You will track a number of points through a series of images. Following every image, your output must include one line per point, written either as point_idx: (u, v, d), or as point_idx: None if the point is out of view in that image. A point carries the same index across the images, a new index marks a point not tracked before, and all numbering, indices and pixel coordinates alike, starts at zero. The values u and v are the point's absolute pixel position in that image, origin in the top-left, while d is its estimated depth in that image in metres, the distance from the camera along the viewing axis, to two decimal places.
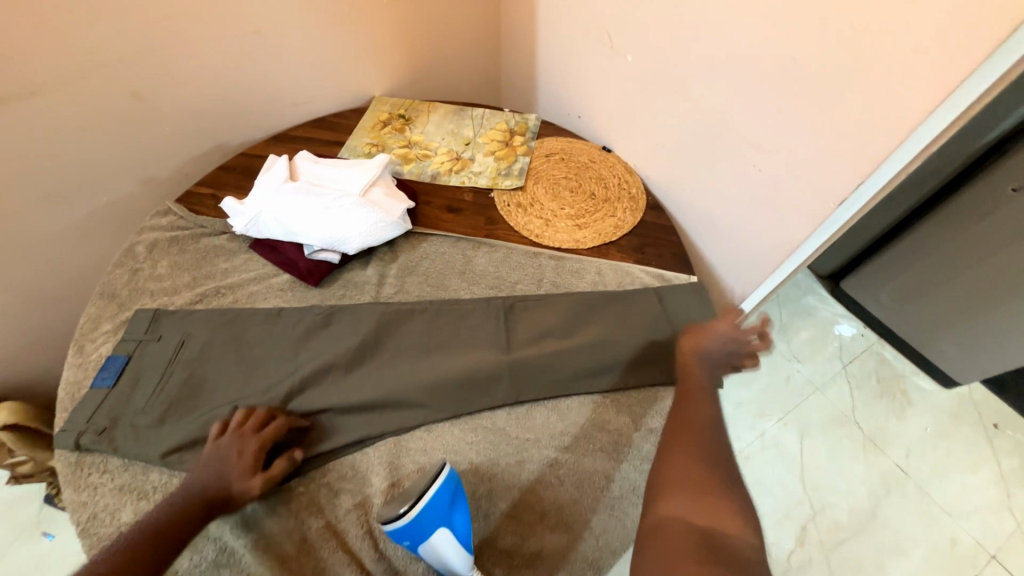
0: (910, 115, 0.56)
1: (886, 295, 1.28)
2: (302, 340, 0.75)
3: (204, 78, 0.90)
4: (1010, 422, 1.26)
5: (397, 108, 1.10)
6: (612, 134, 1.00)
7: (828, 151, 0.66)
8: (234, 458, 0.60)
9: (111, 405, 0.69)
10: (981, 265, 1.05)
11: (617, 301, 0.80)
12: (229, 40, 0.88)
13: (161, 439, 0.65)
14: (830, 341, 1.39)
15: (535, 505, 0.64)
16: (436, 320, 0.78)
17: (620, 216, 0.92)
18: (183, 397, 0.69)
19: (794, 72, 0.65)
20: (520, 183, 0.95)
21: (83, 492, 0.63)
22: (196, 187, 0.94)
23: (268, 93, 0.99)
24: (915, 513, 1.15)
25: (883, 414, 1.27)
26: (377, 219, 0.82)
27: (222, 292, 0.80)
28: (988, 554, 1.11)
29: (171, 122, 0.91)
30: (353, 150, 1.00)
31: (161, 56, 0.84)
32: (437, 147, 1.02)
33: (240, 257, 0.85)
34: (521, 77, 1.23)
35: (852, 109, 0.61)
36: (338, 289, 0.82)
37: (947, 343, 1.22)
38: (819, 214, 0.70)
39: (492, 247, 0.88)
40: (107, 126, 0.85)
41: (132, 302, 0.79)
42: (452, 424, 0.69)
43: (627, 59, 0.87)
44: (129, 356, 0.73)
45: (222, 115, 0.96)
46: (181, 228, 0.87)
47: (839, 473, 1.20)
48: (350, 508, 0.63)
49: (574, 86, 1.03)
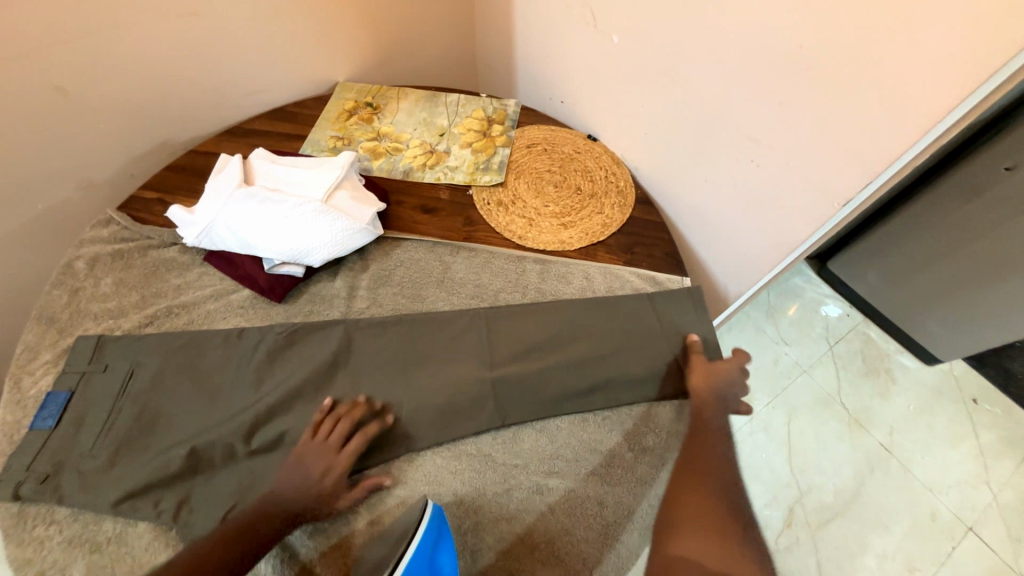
0: (926, 114, 0.50)
1: (873, 277, 1.26)
2: (267, 364, 0.69)
3: (138, 67, 0.79)
4: (989, 396, 1.27)
5: (364, 95, 1.00)
6: (597, 121, 0.93)
7: (832, 151, 0.60)
8: (321, 471, 0.60)
9: (55, 447, 0.62)
10: (968, 249, 1.03)
11: (606, 309, 0.76)
12: (161, 23, 0.77)
13: (112, 485, 0.60)
14: (817, 323, 1.37)
15: (524, 536, 0.61)
16: (414, 335, 0.72)
17: (608, 212, 0.86)
18: (136, 436, 0.63)
19: (796, 61, 0.58)
20: (500, 178, 0.88)
21: (28, 548, 0.58)
22: (141, 192, 0.84)
23: (216, 81, 0.88)
24: (897, 490, 1.16)
25: (869, 394, 1.27)
26: (344, 227, 0.74)
27: (174, 313, 0.73)
28: (965, 526, 1.12)
29: (105, 119, 0.81)
30: (316, 145, 0.91)
31: (78, 42, 0.72)
32: (408, 139, 0.94)
33: (193, 272, 0.77)
34: (497, 54, 1.13)
35: (861, 107, 0.55)
36: (304, 305, 0.75)
37: (931, 322, 1.21)
38: (819, 215, 0.65)
39: (471, 251, 0.82)
40: (30, 128, 0.74)
41: (74, 328, 0.72)
42: (434, 452, 0.65)
43: (613, 41, 0.79)
44: (72, 391, 0.66)
45: (164, 107, 0.86)
46: (126, 240, 0.79)
47: (826, 456, 1.20)
48: (326, 551, 0.59)
49: (554, 66, 0.95)
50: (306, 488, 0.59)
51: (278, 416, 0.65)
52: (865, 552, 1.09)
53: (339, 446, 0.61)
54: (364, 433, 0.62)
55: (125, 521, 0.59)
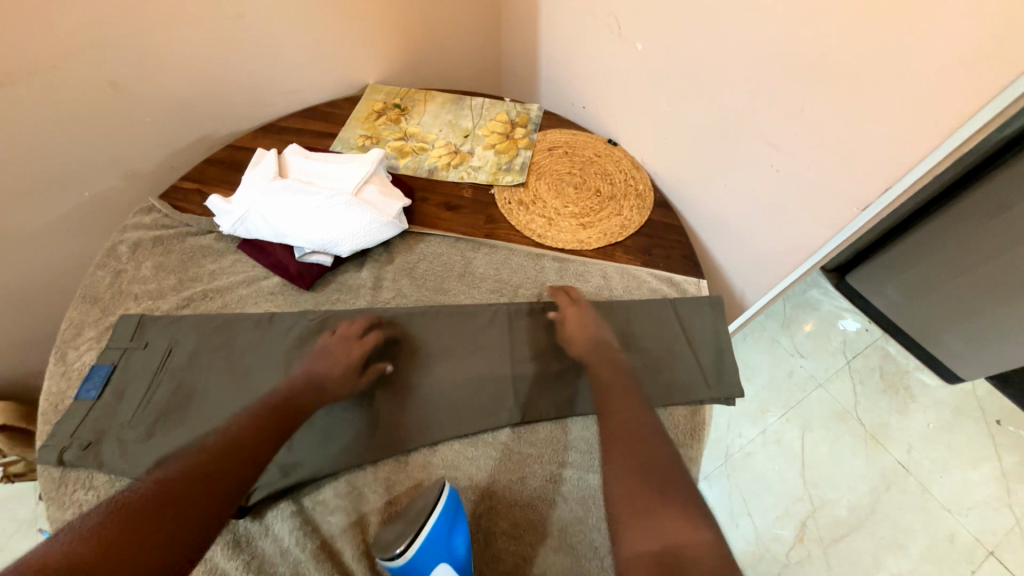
0: (943, 124, 0.52)
1: (892, 291, 1.25)
2: (296, 347, 0.72)
3: (186, 66, 0.84)
4: (1012, 418, 1.24)
5: (392, 97, 1.04)
6: (618, 127, 0.95)
7: (854, 157, 0.61)
8: (342, 357, 0.67)
9: (97, 417, 0.66)
10: (985, 265, 1.02)
11: (623, 307, 0.78)
12: (209, 25, 0.82)
13: (148, 455, 0.63)
14: (833, 335, 1.36)
15: (538, 525, 0.62)
16: (435, 326, 0.75)
17: (626, 214, 0.88)
18: (172, 409, 0.67)
19: (817, 69, 0.60)
20: (521, 178, 0.91)
21: (68, 510, 0.61)
22: (180, 182, 0.89)
23: (255, 81, 0.93)
24: (915, 509, 1.14)
25: (886, 410, 1.26)
26: (371, 219, 0.78)
27: (209, 296, 0.77)
28: (985, 549, 1.09)
29: (153, 113, 0.86)
30: (346, 143, 0.95)
31: (135, 40, 0.78)
32: (434, 139, 0.97)
33: (227, 258, 0.81)
34: (522, 62, 1.17)
35: (884, 113, 0.56)
36: (331, 293, 0.78)
37: (951, 338, 1.20)
38: (838, 220, 0.66)
39: (492, 247, 0.85)
40: (85, 119, 0.80)
41: (116, 307, 0.76)
42: (453, 438, 0.67)
43: (636, 49, 0.82)
44: (114, 365, 0.70)
45: (207, 104, 0.91)
46: (166, 226, 0.83)
47: (840, 469, 1.18)
48: (346, 527, 0.61)
49: (578, 74, 0.98)
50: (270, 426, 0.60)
51: None
52: (878, 569, 1.08)
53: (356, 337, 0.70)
54: (378, 333, 0.72)
55: None
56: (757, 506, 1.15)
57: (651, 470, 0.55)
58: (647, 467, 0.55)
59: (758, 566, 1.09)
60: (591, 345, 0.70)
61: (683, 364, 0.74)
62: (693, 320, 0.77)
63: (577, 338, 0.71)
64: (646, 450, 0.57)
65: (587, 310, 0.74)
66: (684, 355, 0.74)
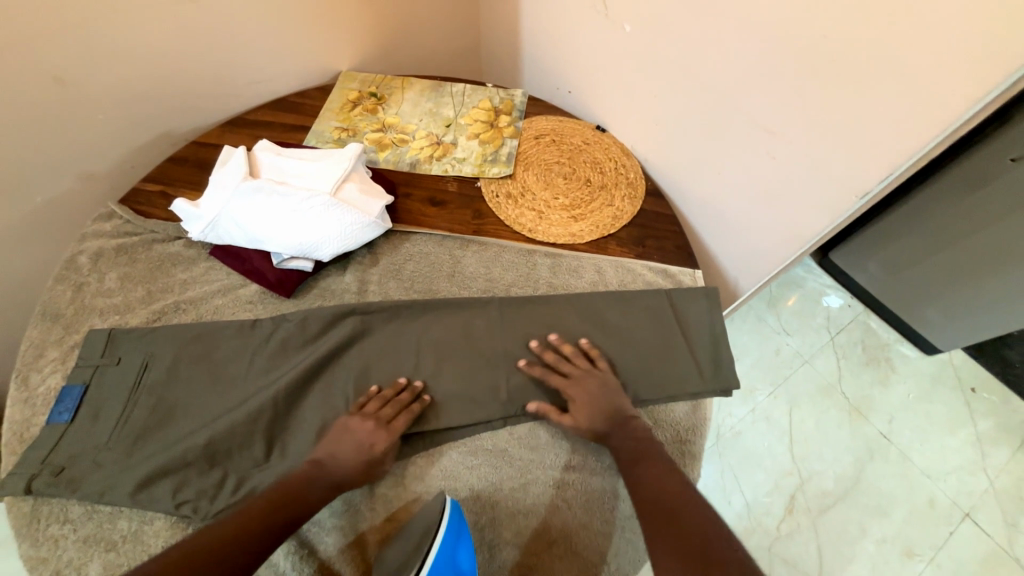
0: (949, 106, 0.49)
1: (875, 268, 1.26)
2: (277, 356, 0.68)
3: (138, 57, 0.77)
4: (987, 385, 1.28)
5: (367, 85, 0.98)
6: (606, 112, 0.91)
7: (852, 143, 0.58)
8: (366, 446, 0.60)
9: (70, 441, 0.62)
10: (965, 241, 1.03)
11: (619, 301, 0.76)
12: (160, 10, 0.75)
13: (127, 477, 0.59)
14: (818, 312, 1.38)
15: (542, 532, 0.61)
16: (427, 329, 0.72)
17: (618, 204, 0.86)
18: (150, 430, 0.62)
19: (818, 50, 0.56)
20: (508, 170, 0.87)
21: (43, 547, 0.57)
22: (142, 185, 0.83)
23: (215, 72, 0.86)
24: (897, 477, 1.17)
25: (869, 382, 1.28)
26: (352, 220, 0.73)
27: (182, 308, 0.72)
28: (962, 512, 1.13)
29: (105, 110, 0.79)
30: (320, 137, 0.89)
31: (77, 30, 0.70)
32: (414, 130, 0.92)
33: (200, 266, 0.76)
34: (501, 43, 1.11)
35: (885, 98, 0.53)
36: (313, 299, 0.75)
37: (931, 312, 1.21)
38: (837, 206, 0.64)
39: (481, 244, 0.82)
40: (27, 120, 0.72)
41: (81, 324, 0.71)
42: (449, 447, 0.65)
43: (625, 30, 0.77)
44: (86, 385, 0.65)
45: (165, 98, 0.84)
46: (129, 234, 0.78)
47: (826, 442, 1.21)
48: (344, 547, 0.59)
49: (563, 56, 0.93)
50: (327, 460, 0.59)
51: (294, 410, 0.65)
52: (864, 537, 1.11)
53: (385, 421, 0.62)
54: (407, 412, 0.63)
55: (139, 518, 0.59)
56: (748, 484, 1.17)
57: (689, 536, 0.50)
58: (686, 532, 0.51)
59: (749, 541, 1.11)
60: (600, 417, 0.64)
61: (682, 358, 0.72)
62: (690, 313, 0.75)
63: (589, 416, 0.64)
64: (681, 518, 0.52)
65: (588, 382, 0.66)
66: (681, 349, 0.72)
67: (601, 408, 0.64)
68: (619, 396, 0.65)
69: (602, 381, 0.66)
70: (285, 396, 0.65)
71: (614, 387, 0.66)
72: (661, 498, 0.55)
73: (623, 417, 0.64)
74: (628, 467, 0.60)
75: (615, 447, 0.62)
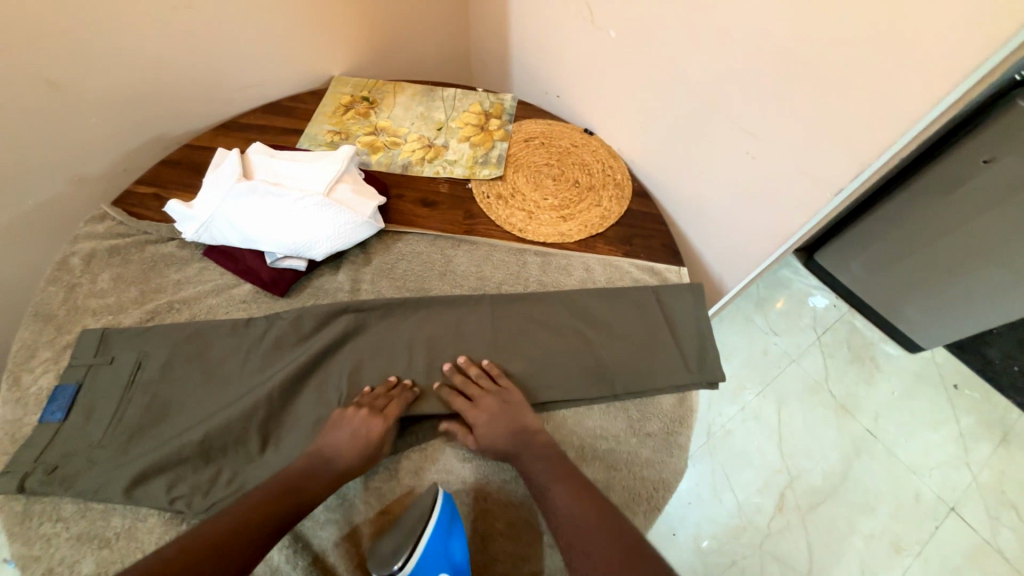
0: (913, 105, 0.51)
1: (857, 268, 1.30)
2: (271, 354, 0.69)
3: (133, 61, 0.78)
4: (969, 382, 1.31)
5: (360, 90, 1.00)
6: (594, 116, 0.94)
7: (827, 142, 0.61)
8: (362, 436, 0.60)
9: (63, 440, 0.62)
10: (942, 241, 1.06)
11: (607, 298, 0.77)
12: (155, 15, 0.76)
13: (120, 473, 0.59)
14: (805, 313, 1.41)
15: (533, 522, 0.63)
16: (420, 326, 0.73)
17: (606, 205, 0.88)
18: (144, 428, 0.63)
19: (792, 54, 0.59)
20: (498, 171, 0.89)
21: (35, 545, 0.57)
22: (135, 187, 0.83)
23: (209, 76, 0.87)
24: (884, 473, 1.19)
25: (855, 380, 1.31)
26: (345, 220, 0.74)
27: (176, 308, 0.73)
28: (947, 506, 1.16)
29: (99, 113, 0.80)
30: (313, 140, 0.91)
31: (72, 34, 0.71)
32: (406, 133, 0.94)
33: (193, 266, 0.77)
34: (492, 49, 1.14)
35: (855, 98, 0.56)
36: (307, 298, 0.76)
37: (912, 310, 1.24)
38: (814, 204, 0.66)
39: (472, 244, 0.83)
40: (21, 123, 0.73)
41: (73, 324, 0.71)
42: (442, 441, 0.66)
43: (610, 36, 0.80)
44: (79, 384, 0.66)
45: (159, 102, 0.85)
46: (123, 235, 0.78)
47: (814, 439, 1.23)
48: (338, 540, 0.60)
49: (551, 62, 0.96)
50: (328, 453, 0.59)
51: (288, 405, 0.66)
52: (852, 533, 1.13)
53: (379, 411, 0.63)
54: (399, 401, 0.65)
55: (133, 514, 0.59)
56: (739, 481, 1.19)
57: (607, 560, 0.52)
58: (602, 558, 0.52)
59: (741, 538, 1.13)
60: (503, 437, 0.62)
61: (669, 353, 0.74)
62: (677, 309, 0.77)
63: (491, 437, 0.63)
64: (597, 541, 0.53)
65: (488, 400, 0.65)
66: (668, 344, 0.74)
67: (510, 427, 0.63)
68: (523, 412, 0.65)
69: (500, 399, 0.65)
70: (279, 393, 0.65)
71: (517, 403, 0.66)
72: (577, 523, 0.55)
73: (526, 438, 0.63)
74: (541, 491, 0.59)
75: (526, 470, 0.61)
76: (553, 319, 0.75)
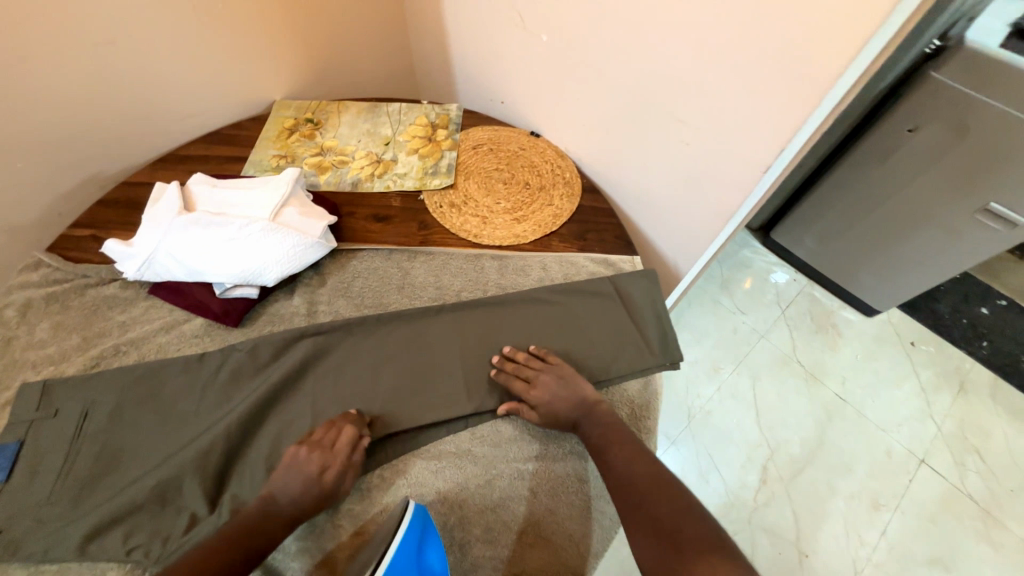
0: (819, 85, 0.54)
1: (810, 242, 1.35)
2: (229, 387, 0.67)
3: (53, 101, 0.75)
4: (925, 338, 1.38)
5: (303, 112, 0.99)
6: (539, 118, 0.95)
7: (751, 124, 0.64)
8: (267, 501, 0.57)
9: (7, 502, 0.58)
10: (882, 207, 1.12)
11: (567, 294, 0.78)
12: (73, 53, 0.73)
13: (74, 529, 0.56)
14: (767, 289, 1.46)
15: (510, 524, 0.63)
16: (382, 343, 0.72)
17: (558, 203, 0.89)
18: (95, 479, 0.60)
19: (709, 45, 0.62)
20: (449, 180, 0.89)
21: None
22: (71, 230, 0.80)
23: (142, 111, 0.85)
24: (856, 433, 1.24)
25: (819, 348, 1.37)
26: (294, 243, 0.73)
27: (123, 350, 0.70)
28: (917, 459, 1.21)
29: (22, 158, 0.76)
30: (257, 165, 0.89)
31: None
32: (354, 151, 0.93)
33: (139, 306, 0.74)
34: (435, 61, 1.14)
35: (769, 82, 0.59)
36: (262, 325, 0.74)
37: (864, 276, 1.30)
38: (748, 182, 0.69)
39: (428, 254, 0.83)
40: None
41: (11, 379, 0.67)
42: (415, 454, 0.66)
43: (542, 40, 0.82)
44: (22, 441, 0.62)
45: (89, 141, 0.82)
46: (61, 280, 0.75)
47: (788, 410, 1.27)
48: (311, 570, 0.58)
49: (491, 68, 0.97)
50: (294, 482, 0.58)
51: (250, 438, 0.64)
52: (833, 494, 1.17)
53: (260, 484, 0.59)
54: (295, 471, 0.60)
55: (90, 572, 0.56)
56: (722, 459, 1.21)
57: (663, 509, 0.55)
58: (655, 515, 0.54)
59: (730, 515, 1.15)
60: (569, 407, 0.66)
61: (631, 342, 0.75)
62: (635, 296, 0.79)
63: (554, 410, 0.66)
64: (659, 496, 0.56)
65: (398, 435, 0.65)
66: (631, 332, 0.76)
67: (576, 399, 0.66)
68: (578, 380, 0.68)
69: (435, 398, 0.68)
70: (239, 426, 0.63)
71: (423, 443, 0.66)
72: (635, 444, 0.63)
73: (589, 403, 0.66)
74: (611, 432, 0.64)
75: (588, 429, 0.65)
76: (514, 322, 0.76)
